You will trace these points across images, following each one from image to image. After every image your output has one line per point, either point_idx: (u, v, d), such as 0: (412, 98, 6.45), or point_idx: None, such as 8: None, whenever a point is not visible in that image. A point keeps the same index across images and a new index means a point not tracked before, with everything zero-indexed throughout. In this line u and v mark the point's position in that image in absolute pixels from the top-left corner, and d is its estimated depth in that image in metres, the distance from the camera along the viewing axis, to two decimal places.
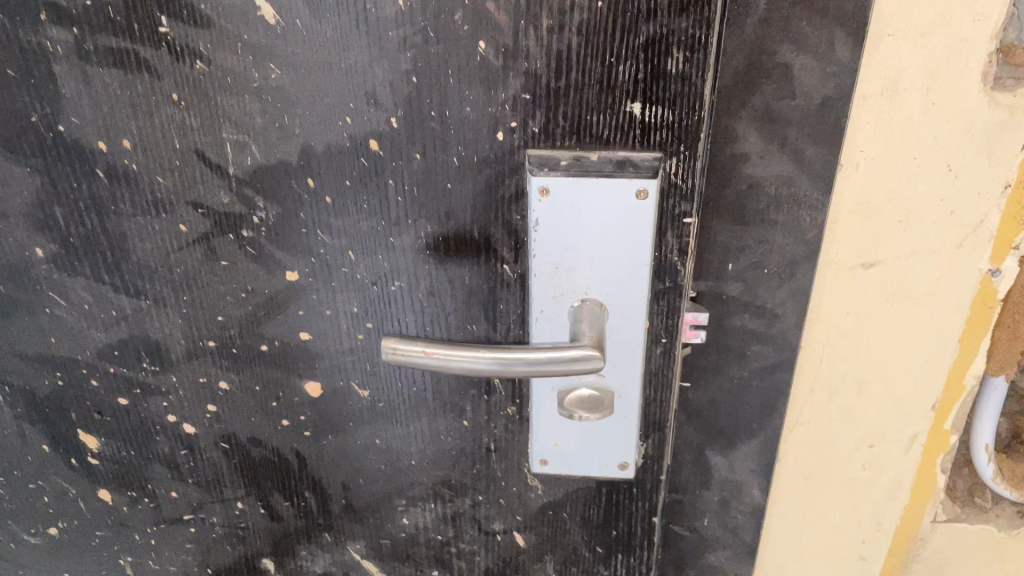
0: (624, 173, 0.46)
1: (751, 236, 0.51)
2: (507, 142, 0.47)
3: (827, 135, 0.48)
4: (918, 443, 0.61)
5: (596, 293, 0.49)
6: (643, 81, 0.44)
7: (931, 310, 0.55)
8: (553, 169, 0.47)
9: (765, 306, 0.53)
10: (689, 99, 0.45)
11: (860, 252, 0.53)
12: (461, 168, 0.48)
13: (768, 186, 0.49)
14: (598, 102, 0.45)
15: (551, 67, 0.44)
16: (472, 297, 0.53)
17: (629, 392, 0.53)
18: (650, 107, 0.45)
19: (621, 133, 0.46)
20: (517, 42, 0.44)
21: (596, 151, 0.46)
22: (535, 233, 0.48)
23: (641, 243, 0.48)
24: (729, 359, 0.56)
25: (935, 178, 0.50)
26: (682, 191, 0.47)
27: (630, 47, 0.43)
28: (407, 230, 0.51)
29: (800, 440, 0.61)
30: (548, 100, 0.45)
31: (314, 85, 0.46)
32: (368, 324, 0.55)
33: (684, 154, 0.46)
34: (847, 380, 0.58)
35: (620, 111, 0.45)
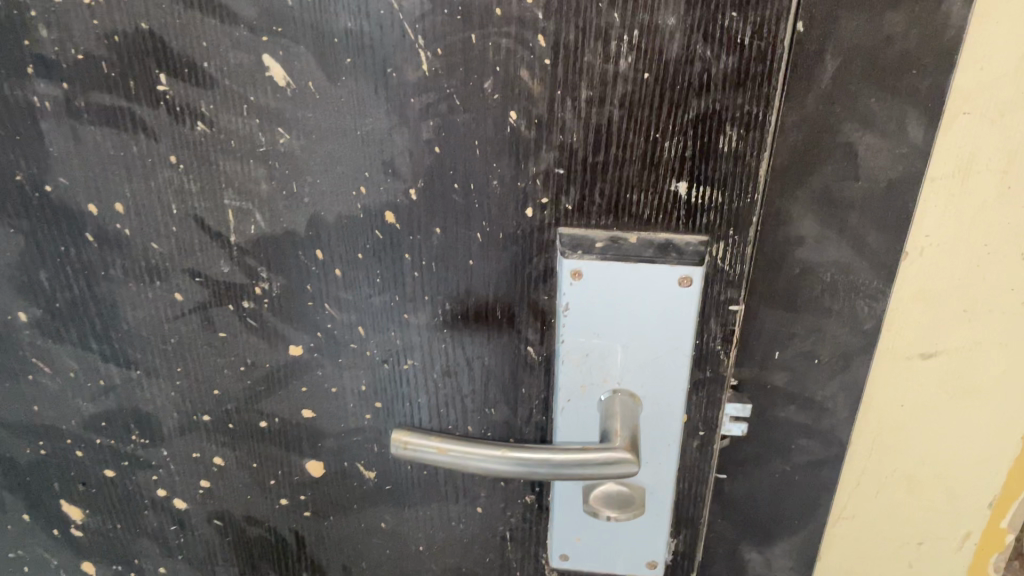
0: (667, 258, 0.41)
1: (802, 324, 0.46)
2: (537, 219, 0.42)
3: (889, 220, 0.43)
4: (970, 542, 0.56)
5: (630, 384, 0.45)
6: (691, 159, 0.40)
7: (993, 404, 0.50)
8: (587, 251, 0.42)
9: (813, 400, 0.49)
10: (741, 179, 0.40)
11: (918, 342, 0.48)
12: (485, 245, 0.44)
13: (823, 272, 0.44)
14: (640, 179, 0.41)
15: (588, 141, 0.40)
16: (491, 380, 0.48)
17: (662, 488, 0.48)
18: (698, 187, 0.40)
19: (663, 213, 0.41)
20: (552, 113, 0.39)
21: (634, 232, 0.42)
22: (565, 319, 0.44)
23: (682, 332, 0.43)
24: (771, 452, 0.51)
25: (1008, 266, 0.45)
26: (728, 277, 0.43)
27: (678, 123, 0.39)
28: (423, 306, 0.46)
29: (842, 535, 0.56)
30: (585, 176, 0.41)
31: (326, 152, 0.42)
32: (377, 404, 0.50)
33: (733, 238, 0.42)
34: (898, 475, 0.53)
35: (664, 190, 0.41)
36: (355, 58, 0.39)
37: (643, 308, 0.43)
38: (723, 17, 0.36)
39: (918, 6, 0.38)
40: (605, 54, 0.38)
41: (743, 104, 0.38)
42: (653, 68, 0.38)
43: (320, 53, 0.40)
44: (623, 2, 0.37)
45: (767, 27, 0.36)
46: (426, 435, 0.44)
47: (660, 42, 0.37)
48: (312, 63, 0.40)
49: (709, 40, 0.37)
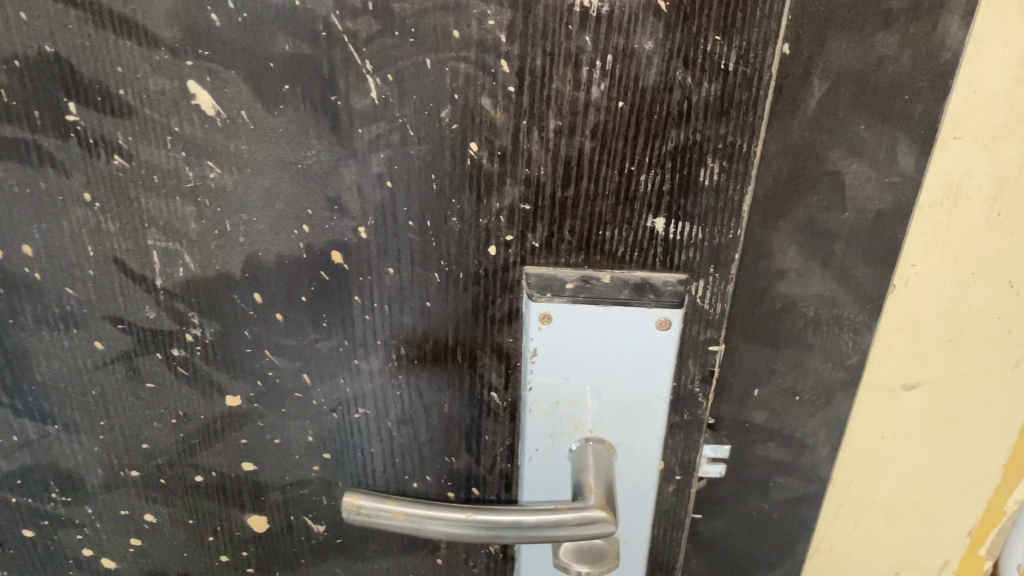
0: (643, 300, 0.38)
1: (783, 359, 0.43)
2: (500, 257, 0.39)
3: (876, 253, 0.40)
4: (947, 568, 0.54)
5: (603, 431, 0.42)
6: (669, 194, 0.36)
7: (974, 434, 0.48)
8: (557, 293, 0.38)
9: (793, 436, 0.46)
10: (723, 214, 0.37)
11: (901, 373, 0.46)
12: (443, 285, 0.39)
13: (806, 306, 0.42)
14: (613, 215, 0.37)
15: (557, 174, 0.36)
16: (451, 428, 0.44)
17: (637, 539, 0.45)
18: (676, 223, 0.37)
19: (638, 250, 0.38)
20: (516, 145, 0.36)
21: (607, 270, 0.38)
22: (532, 364, 0.40)
23: (660, 377, 0.40)
24: (749, 490, 0.48)
25: (994, 295, 0.43)
26: (708, 316, 0.40)
27: (655, 155, 0.35)
28: (375, 352, 0.42)
29: (818, 567, 0.53)
30: (554, 211, 0.37)
31: (263, 187, 0.38)
32: (326, 455, 0.46)
33: (713, 276, 0.39)
34: (877, 507, 0.51)
35: (639, 226, 0.37)
36: (294, 85, 0.35)
37: (618, 353, 0.39)
38: (705, 42, 0.33)
39: (912, 27, 0.35)
40: (576, 80, 0.34)
41: (726, 135, 0.35)
42: (628, 96, 0.34)
43: (254, 79, 0.35)
44: (596, 24, 0.33)
45: (752, 51, 0.33)
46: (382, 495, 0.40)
47: (636, 68, 0.34)
48: (245, 90, 0.35)
49: (690, 67, 0.33)
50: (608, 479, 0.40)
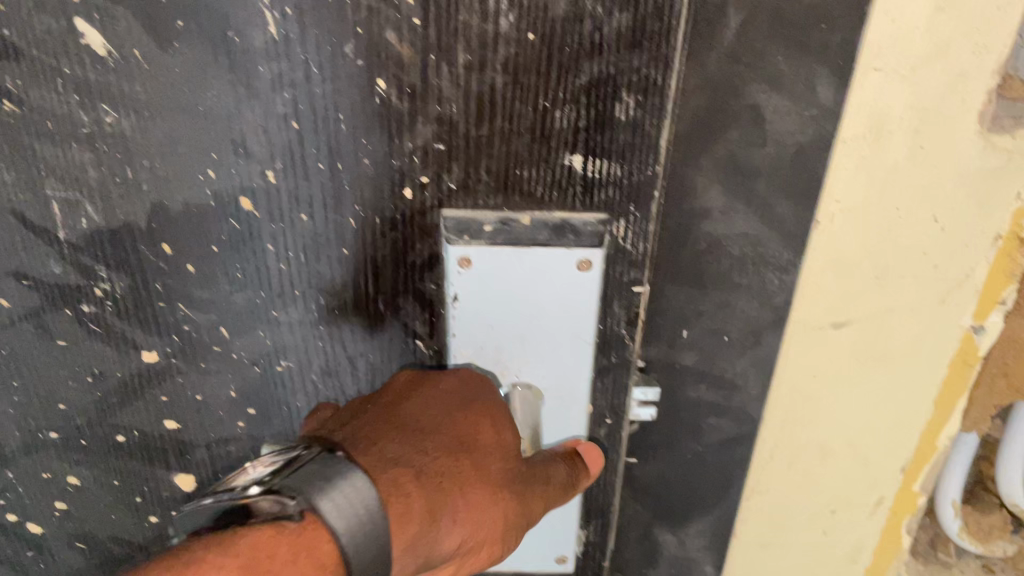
0: (563, 240, 0.37)
1: (710, 300, 0.44)
2: (417, 201, 0.37)
3: (799, 187, 0.40)
4: (883, 506, 0.55)
5: (528, 377, 0.41)
6: (585, 130, 0.35)
7: (905, 371, 0.48)
8: (475, 236, 0.37)
9: (723, 377, 0.47)
10: (641, 151, 0.36)
11: (832, 311, 0.45)
12: (360, 231, 0.38)
13: (731, 246, 0.42)
14: (530, 153, 0.36)
15: (470, 111, 0.35)
16: (377, 379, 0.43)
17: None
18: (594, 160, 0.36)
19: (557, 189, 0.37)
20: (425, 81, 0.34)
21: (527, 212, 0.38)
22: (454, 311, 0.39)
23: (584, 320, 0.39)
24: (682, 433, 0.49)
25: (919, 230, 0.43)
26: (631, 256, 0.39)
27: (569, 90, 0.34)
28: (294, 302, 0.41)
29: (756, 509, 0.53)
30: (468, 151, 0.36)
31: (163, 132, 0.36)
32: (250, 411, 0.44)
33: (633, 215, 0.38)
34: (812, 446, 0.51)
35: (556, 164, 0.36)
36: (188, 21, 0.33)
37: (541, 296, 0.39)
38: None
39: None
40: (483, 12, 0.33)
41: (639, 67, 0.34)
42: (538, 28, 0.33)
43: (145, 16, 0.33)
44: None
45: None
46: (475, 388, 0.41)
47: None
48: (137, 27, 0.34)
49: None
50: (531, 425, 0.42)
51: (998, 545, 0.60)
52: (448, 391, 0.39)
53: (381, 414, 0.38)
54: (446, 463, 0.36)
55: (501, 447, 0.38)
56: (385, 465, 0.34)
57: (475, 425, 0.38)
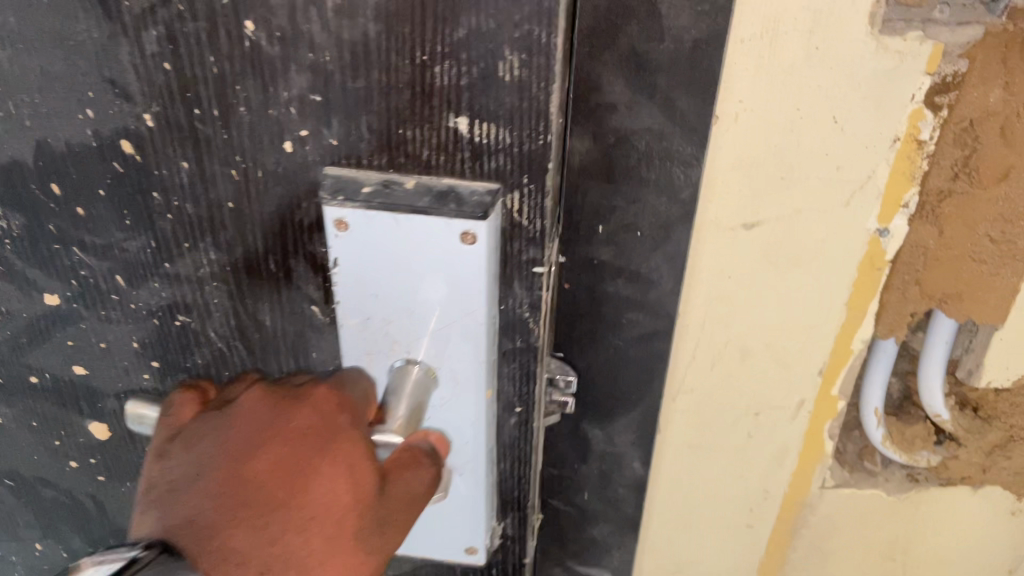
0: (444, 209, 0.35)
1: (621, 196, 0.46)
2: (299, 155, 0.36)
3: (697, 85, 0.42)
4: (804, 409, 0.56)
5: (425, 356, 0.41)
6: (471, 91, 0.33)
7: (815, 274, 0.50)
8: (350, 199, 0.36)
9: (638, 272, 0.49)
10: (529, 117, 0.34)
11: (740, 211, 0.47)
12: (244, 184, 0.38)
13: (638, 140, 0.44)
14: (413, 112, 0.34)
15: (345, 61, 0.33)
16: (276, 341, 0.43)
17: (471, 466, 0.45)
18: (480, 124, 0.34)
19: (445, 154, 0.35)
20: (295, 26, 0.33)
21: (413, 176, 0.36)
22: (338, 279, 0.39)
23: (472, 293, 0.38)
24: (602, 327, 0.52)
25: (819, 133, 0.44)
26: (525, 231, 0.38)
27: (447, 44, 0.32)
28: (184, 255, 0.41)
29: (682, 407, 0.56)
30: (348, 107, 0.35)
31: (39, 66, 0.36)
32: (154, 363, 0.45)
33: (528, 186, 0.36)
34: (731, 348, 0.53)
35: (442, 127, 0.35)
36: None
37: (421, 270, 0.37)
38: None
39: None
40: None
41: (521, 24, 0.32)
42: None
43: None
44: None
45: None
46: (354, 377, 0.41)
47: None
48: None
49: None
50: (411, 425, 0.40)
51: (921, 454, 0.61)
52: (289, 440, 0.37)
53: (227, 479, 0.37)
54: (296, 532, 0.36)
55: (352, 487, 0.37)
56: (226, 565, 0.35)
57: (317, 474, 0.37)
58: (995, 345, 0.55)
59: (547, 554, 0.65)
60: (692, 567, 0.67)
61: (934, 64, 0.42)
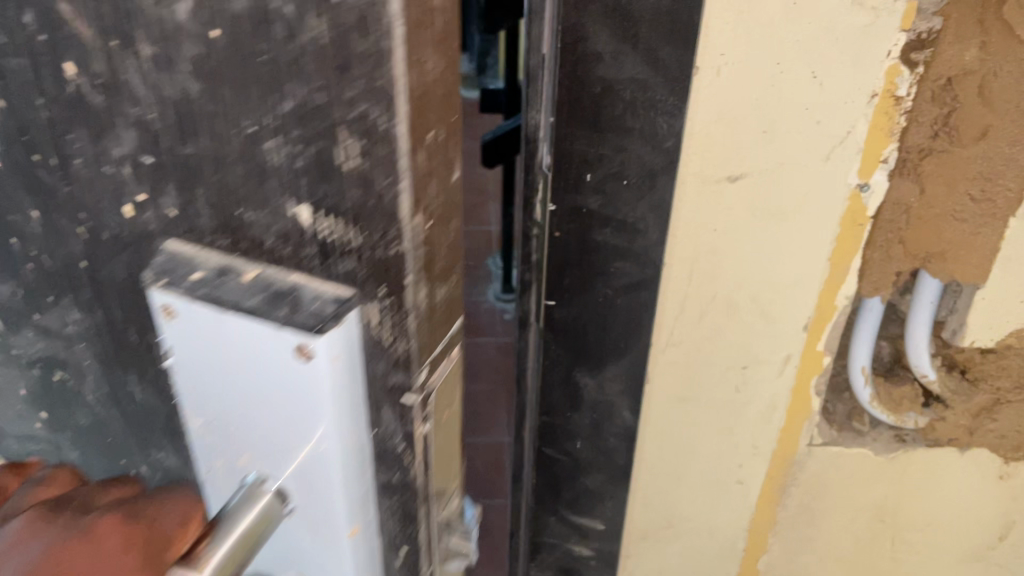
0: (276, 311, 0.21)
1: (608, 144, 0.48)
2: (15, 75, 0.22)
3: (678, 38, 0.44)
4: (790, 365, 0.60)
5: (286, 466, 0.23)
6: (301, 178, 0.21)
7: (798, 227, 0.53)
8: (114, 147, 0.22)
9: (626, 222, 0.51)
10: (377, 217, 0.21)
11: (723, 164, 0.50)
12: None
13: (622, 90, 0.46)
14: (206, 151, 0.21)
15: (163, 117, 0.20)
16: None
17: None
18: (326, 218, 0.21)
19: (286, 243, 0.22)
20: (114, 72, 0.20)
21: (259, 263, 0.22)
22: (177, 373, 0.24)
23: (303, 422, 0.22)
24: (593, 276, 0.54)
25: (800, 88, 0.48)
26: (387, 354, 0.23)
27: (265, 102, 0.19)
28: None
29: (669, 361, 0.59)
30: (178, 179, 0.21)
31: None
32: None
33: (386, 302, 0.23)
34: (719, 301, 0.56)
35: (280, 213, 0.21)
36: None
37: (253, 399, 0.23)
38: None
39: None
40: None
41: (274, 118, 0.20)
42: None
43: None
44: None
45: None
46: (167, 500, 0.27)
47: None
48: None
49: None
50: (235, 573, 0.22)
51: (908, 415, 0.64)
52: (58, 564, 0.25)
53: None
54: None
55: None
56: None
57: None
58: (977, 304, 0.58)
59: (543, 504, 0.67)
60: (682, 522, 0.70)
61: (908, 21, 0.46)
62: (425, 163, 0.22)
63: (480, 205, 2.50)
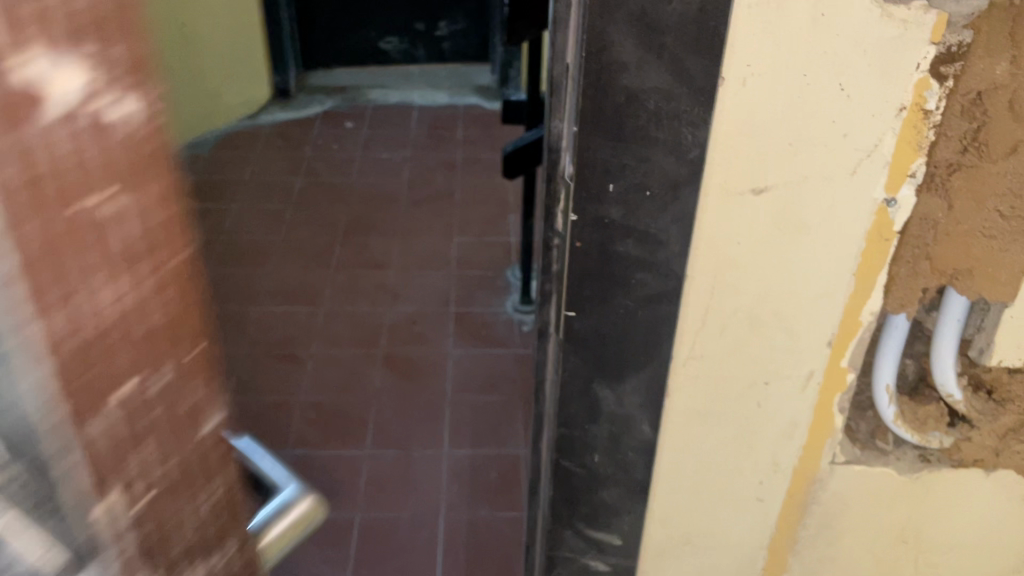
0: None
1: (631, 154, 0.48)
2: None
3: (705, 46, 0.44)
4: (813, 381, 0.59)
5: None
6: None
7: (824, 241, 0.53)
8: None
9: (647, 233, 0.51)
10: None
11: (747, 175, 0.50)
12: None
13: (647, 100, 0.46)
14: None
15: None
16: None
17: None
18: None
19: None
20: None
21: None
22: None
23: None
24: (613, 287, 0.53)
25: (829, 100, 0.47)
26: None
27: None
28: None
29: (690, 375, 0.58)
30: None
31: None
32: None
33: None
34: (741, 315, 0.55)
35: None
36: None
37: None
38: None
39: None
40: None
41: None
42: None
43: None
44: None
45: None
46: None
47: None
48: None
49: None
50: None
51: (932, 435, 0.64)
52: None
53: None
54: None
55: None
56: None
57: None
58: (1006, 324, 0.57)
59: (558, 519, 0.66)
60: (700, 540, 0.68)
61: (939, 33, 0.46)
62: (73, 322, 0.22)
63: (498, 216, 2.50)
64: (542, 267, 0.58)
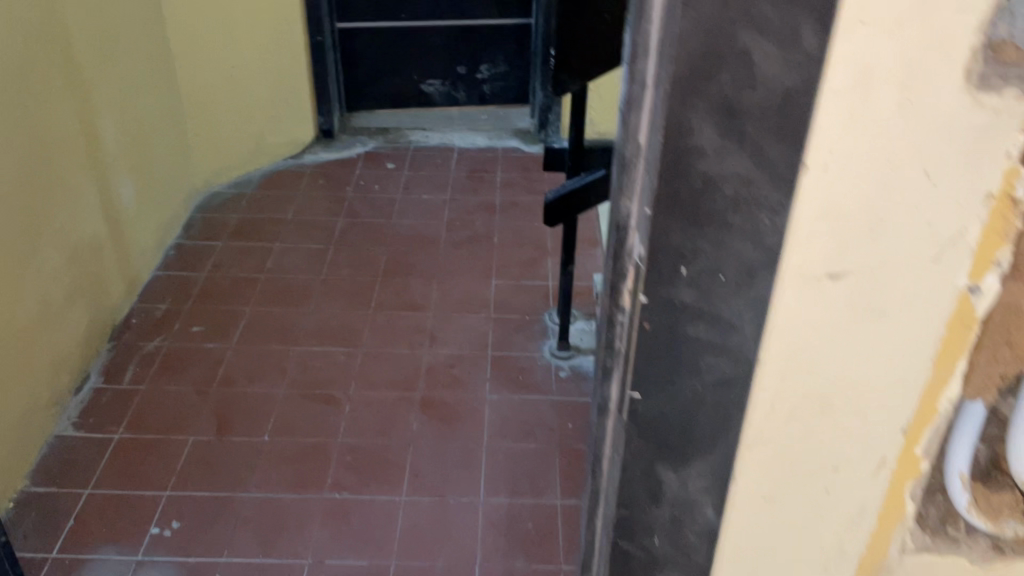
0: None
1: (705, 238, 0.47)
2: None
3: (788, 133, 0.43)
4: (884, 469, 0.57)
5: None
6: None
7: (902, 327, 0.51)
8: None
9: (720, 316, 0.49)
10: None
11: (826, 261, 0.48)
12: None
13: (725, 185, 0.45)
14: None
15: None
16: None
17: None
18: None
19: None
20: None
21: None
22: None
23: None
24: (682, 370, 0.52)
25: (914, 186, 0.46)
26: None
27: None
28: None
29: (756, 460, 0.56)
30: None
31: None
32: None
33: None
34: (812, 400, 0.53)
35: None
36: None
37: None
38: None
39: None
40: None
41: None
42: None
43: None
44: None
45: None
46: None
47: None
48: None
49: None
50: None
51: (1007, 525, 0.61)
52: None
53: None
54: None
55: None
56: None
57: None
58: None
59: None
60: None
61: None
62: None
63: (536, 260, 2.49)
64: (605, 344, 0.58)
